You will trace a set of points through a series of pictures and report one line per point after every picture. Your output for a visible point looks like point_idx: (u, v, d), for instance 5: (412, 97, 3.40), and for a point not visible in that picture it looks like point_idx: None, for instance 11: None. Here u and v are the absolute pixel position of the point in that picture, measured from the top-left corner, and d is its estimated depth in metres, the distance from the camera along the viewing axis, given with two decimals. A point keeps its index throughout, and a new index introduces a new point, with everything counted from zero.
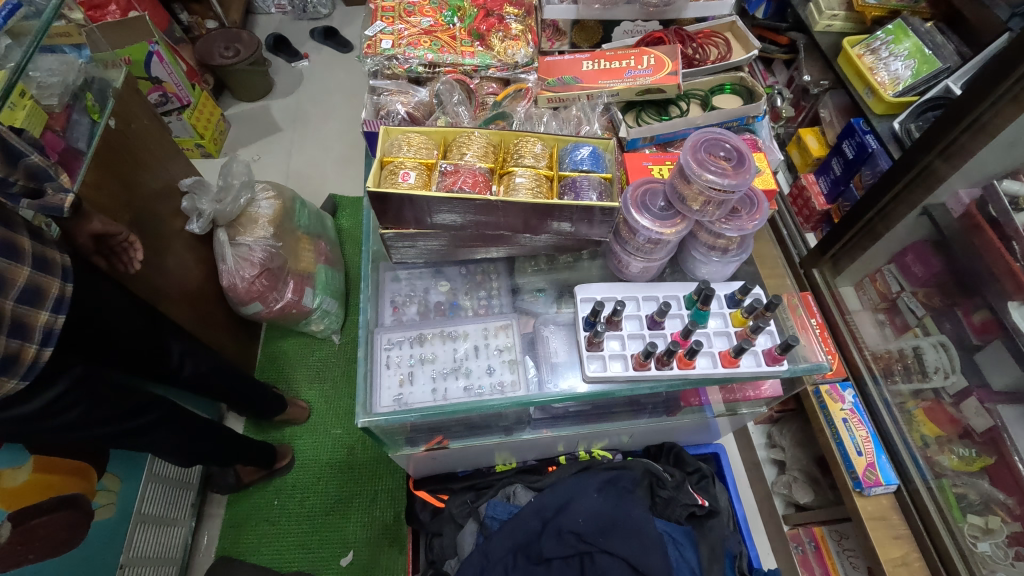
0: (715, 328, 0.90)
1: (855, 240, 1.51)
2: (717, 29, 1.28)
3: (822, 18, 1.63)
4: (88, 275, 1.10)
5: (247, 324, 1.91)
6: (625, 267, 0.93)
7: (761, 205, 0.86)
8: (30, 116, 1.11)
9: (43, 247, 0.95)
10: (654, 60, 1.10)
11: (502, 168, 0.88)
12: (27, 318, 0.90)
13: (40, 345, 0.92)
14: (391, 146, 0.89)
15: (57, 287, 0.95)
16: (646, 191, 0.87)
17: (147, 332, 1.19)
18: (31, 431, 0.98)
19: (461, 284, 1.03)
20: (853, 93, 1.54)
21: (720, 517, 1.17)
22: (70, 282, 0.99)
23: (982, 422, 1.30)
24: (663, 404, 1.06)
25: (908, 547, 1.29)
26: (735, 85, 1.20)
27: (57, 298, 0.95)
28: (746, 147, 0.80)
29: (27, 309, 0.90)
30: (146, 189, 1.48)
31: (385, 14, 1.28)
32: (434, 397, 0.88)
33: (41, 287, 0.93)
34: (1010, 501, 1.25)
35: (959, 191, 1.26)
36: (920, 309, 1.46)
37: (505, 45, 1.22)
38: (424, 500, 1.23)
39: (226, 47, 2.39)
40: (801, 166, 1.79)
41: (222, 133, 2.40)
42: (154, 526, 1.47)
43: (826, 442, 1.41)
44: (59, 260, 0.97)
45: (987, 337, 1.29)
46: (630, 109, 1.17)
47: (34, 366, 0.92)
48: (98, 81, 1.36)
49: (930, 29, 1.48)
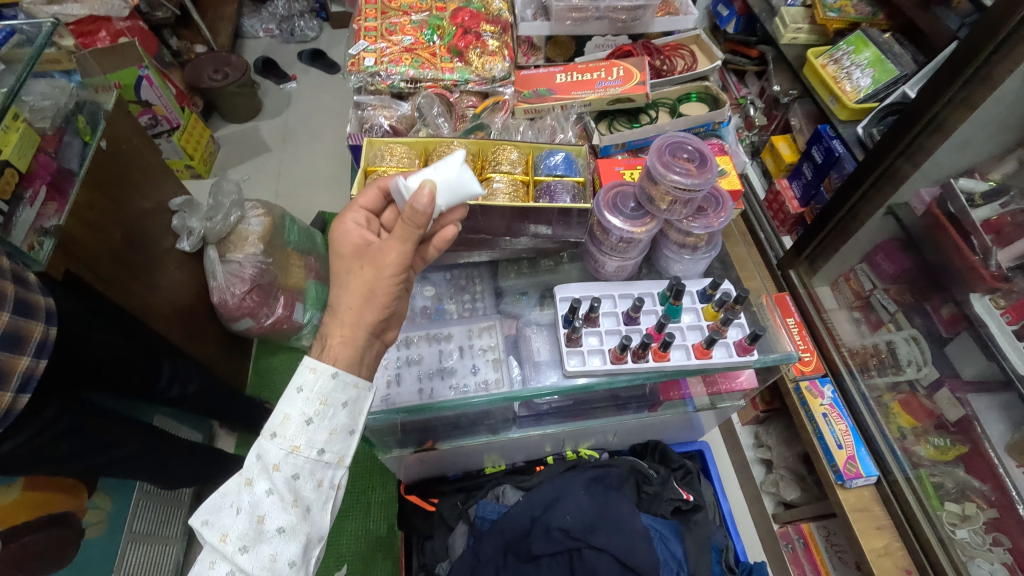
0: (688, 322, 0.94)
1: (828, 240, 1.54)
2: (683, 41, 1.36)
3: (787, 31, 1.72)
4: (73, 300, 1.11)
5: (238, 340, 1.93)
6: (601, 267, 0.97)
7: (725, 204, 0.90)
8: (23, 139, 1.14)
9: (25, 292, 0.94)
10: (624, 72, 1.16)
11: (480, 175, 0.93)
12: (7, 364, 0.89)
13: (16, 392, 0.91)
14: (375, 157, 0.93)
15: (40, 331, 0.95)
16: (617, 194, 0.92)
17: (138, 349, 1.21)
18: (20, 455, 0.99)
19: (445, 289, 1.04)
20: (819, 101, 1.62)
21: (705, 512, 1.20)
22: (52, 325, 0.98)
23: (956, 413, 1.35)
24: (644, 400, 1.09)
25: (890, 537, 1.32)
26: (701, 93, 1.25)
27: (38, 342, 0.95)
28: (708, 149, 0.85)
29: (8, 356, 0.89)
30: (135, 209, 1.51)
31: (368, 33, 1.34)
32: (421, 396, 0.91)
33: (22, 333, 0.92)
34: (986, 488, 1.29)
35: (921, 191, 1.32)
36: (892, 304, 1.52)
37: (482, 60, 1.28)
38: (415, 504, 1.26)
39: (215, 70, 2.44)
40: (775, 172, 1.86)
41: (212, 154, 2.44)
42: (146, 544, 1.47)
43: (808, 438, 1.45)
44: (42, 303, 0.97)
45: (956, 329, 1.34)
46: (602, 118, 1.23)
47: (8, 414, 0.91)
48: (89, 104, 1.39)
49: (888, 40, 1.56)
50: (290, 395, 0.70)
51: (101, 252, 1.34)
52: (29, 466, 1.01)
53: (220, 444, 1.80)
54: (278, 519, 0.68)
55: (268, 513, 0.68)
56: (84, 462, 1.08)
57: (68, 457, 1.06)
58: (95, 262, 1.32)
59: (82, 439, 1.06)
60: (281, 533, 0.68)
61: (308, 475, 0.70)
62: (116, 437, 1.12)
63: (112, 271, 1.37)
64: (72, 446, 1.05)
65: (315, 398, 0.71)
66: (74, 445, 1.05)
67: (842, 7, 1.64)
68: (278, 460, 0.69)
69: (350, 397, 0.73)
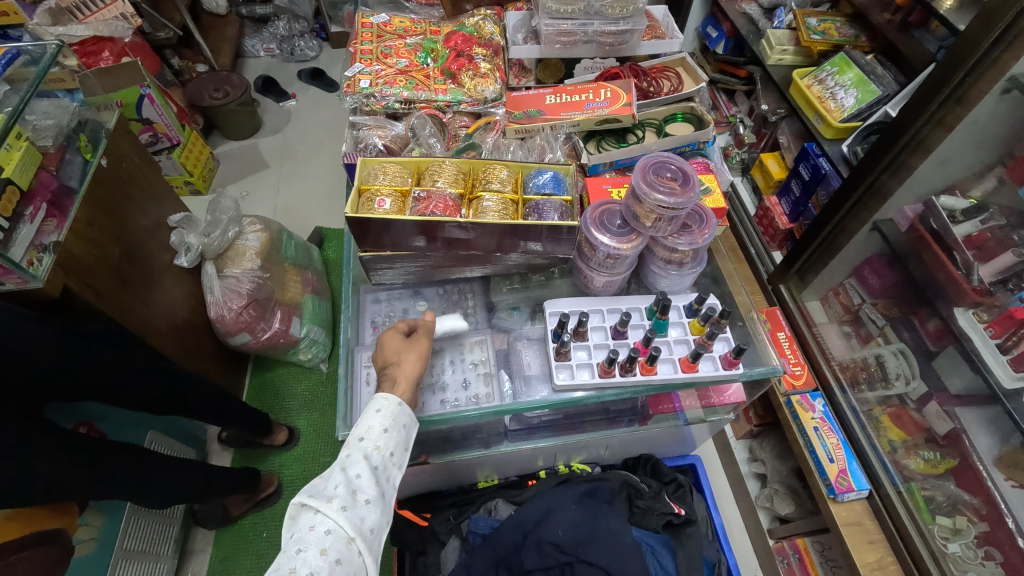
0: (675, 336, 0.95)
1: (816, 255, 1.57)
2: (669, 64, 1.40)
3: (773, 52, 1.77)
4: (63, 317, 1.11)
5: (234, 355, 1.94)
6: (590, 282, 0.99)
7: (709, 220, 0.93)
8: (25, 158, 1.17)
9: None
10: (611, 93, 1.20)
11: (471, 194, 0.95)
12: None
13: None
14: (368, 176, 0.96)
15: None
16: (604, 212, 0.94)
17: (138, 364, 1.21)
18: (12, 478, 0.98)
19: (438, 304, 1.06)
20: (804, 120, 1.66)
21: (697, 526, 1.20)
22: None
23: (944, 425, 1.36)
24: (633, 413, 1.10)
25: (883, 551, 1.32)
26: (687, 114, 1.28)
27: None
28: (691, 168, 0.88)
29: None
30: (134, 226, 1.53)
31: (364, 56, 1.38)
32: (411, 410, 0.92)
33: None
34: (976, 501, 1.30)
35: (904, 207, 1.35)
36: (880, 318, 1.54)
37: (474, 82, 1.31)
38: (408, 520, 1.24)
39: (215, 89, 2.49)
40: (765, 188, 1.89)
41: (211, 171, 2.47)
42: (136, 562, 1.46)
43: (800, 451, 1.46)
44: None
45: (942, 343, 1.36)
46: (591, 138, 1.26)
47: None
48: (91, 123, 1.42)
49: (871, 61, 1.60)
50: (371, 410, 0.80)
51: (100, 268, 1.36)
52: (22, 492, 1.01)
53: (215, 461, 1.80)
54: (369, 492, 0.73)
55: (361, 488, 0.73)
56: (79, 482, 1.08)
57: (69, 476, 1.06)
58: (93, 277, 1.34)
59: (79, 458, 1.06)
60: (367, 506, 0.73)
61: (384, 472, 0.77)
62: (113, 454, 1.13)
63: (110, 288, 1.39)
64: (71, 464, 1.05)
65: (389, 414, 0.81)
66: (72, 462, 1.05)
67: (825, 29, 1.69)
68: (367, 453, 0.76)
69: (408, 423, 0.83)
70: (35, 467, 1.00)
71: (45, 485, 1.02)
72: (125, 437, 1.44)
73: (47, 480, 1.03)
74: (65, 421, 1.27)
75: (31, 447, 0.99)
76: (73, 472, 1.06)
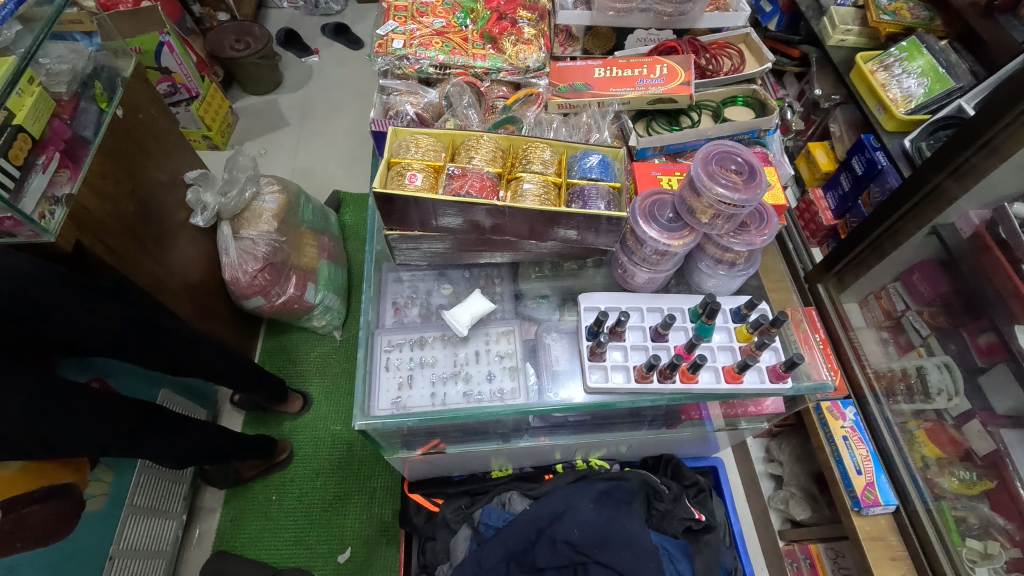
0: (719, 342, 0.89)
1: (861, 258, 1.49)
2: (731, 40, 1.30)
3: (835, 32, 1.63)
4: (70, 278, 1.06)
5: (248, 318, 1.91)
6: (630, 277, 0.92)
7: (770, 221, 0.85)
8: (37, 104, 1.13)
9: None
10: (667, 70, 1.10)
11: (510, 174, 0.87)
12: None
13: None
14: (398, 148, 0.88)
15: None
16: (655, 202, 0.87)
17: (160, 327, 1.17)
18: (19, 440, 0.94)
19: (464, 288, 1.00)
20: (864, 108, 1.54)
21: (716, 532, 1.17)
22: None
23: (985, 445, 1.29)
24: (663, 417, 1.05)
25: (904, 569, 1.28)
26: (748, 97, 1.20)
27: None
28: (758, 161, 0.80)
29: None
30: (150, 180, 1.47)
31: (398, 13, 1.28)
32: (433, 401, 0.87)
33: None
34: (1010, 526, 1.24)
35: (969, 212, 1.25)
36: (924, 328, 1.45)
37: (516, 49, 1.20)
38: (418, 504, 1.23)
39: (236, 40, 2.38)
40: (809, 180, 1.79)
41: (229, 126, 2.39)
42: (145, 518, 1.46)
43: (826, 460, 1.40)
44: None
45: (993, 359, 1.28)
46: (641, 117, 1.18)
47: None
48: (107, 69, 1.35)
49: (945, 48, 1.46)
50: None
51: (114, 224, 1.31)
52: (28, 453, 0.97)
53: (226, 422, 1.79)
54: None
55: None
56: (90, 448, 1.05)
57: (85, 440, 1.03)
58: (106, 233, 1.28)
59: (99, 421, 1.03)
60: None
61: None
62: (133, 417, 1.10)
63: (123, 244, 1.34)
64: (87, 426, 1.02)
65: None
66: (88, 423, 1.02)
67: (896, 10, 1.55)
68: None
69: None
70: (48, 427, 0.96)
71: (58, 445, 0.99)
72: (137, 394, 1.42)
73: (63, 440, 1.00)
74: (78, 374, 1.24)
75: (46, 406, 0.96)
76: (92, 435, 1.03)
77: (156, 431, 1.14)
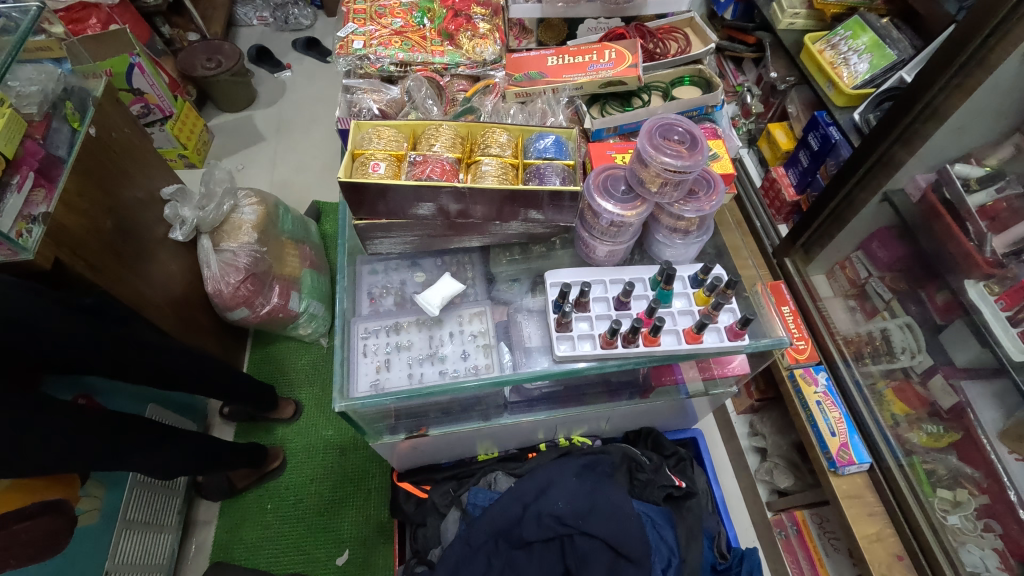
0: (679, 307, 0.93)
1: (823, 227, 1.52)
2: (677, 24, 1.35)
3: (784, 16, 1.70)
4: (49, 295, 1.07)
5: (233, 330, 1.92)
6: (592, 251, 0.96)
7: (717, 186, 0.90)
8: (10, 124, 1.15)
9: None
10: (615, 54, 1.16)
11: (470, 158, 0.92)
12: None
13: None
14: (361, 140, 0.92)
15: None
16: (608, 177, 0.91)
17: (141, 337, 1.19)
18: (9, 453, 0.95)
19: (437, 275, 1.03)
20: (816, 87, 1.61)
21: (698, 498, 1.21)
22: None
23: (949, 400, 1.34)
24: (636, 384, 1.09)
25: (882, 523, 1.32)
26: (694, 77, 1.25)
27: None
28: (699, 131, 0.85)
29: None
30: (127, 197, 1.49)
31: (357, 16, 1.32)
32: (410, 381, 0.91)
33: None
34: (978, 475, 1.29)
35: (917, 176, 1.31)
36: (887, 292, 1.51)
37: (473, 43, 1.27)
38: (407, 492, 1.26)
39: (207, 58, 2.41)
40: (772, 160, 1.84)
41: (205, 143, 2.41)
42: (141, 533, 1.47)
43: (801, 425, 1.45)
44: None
45: (950, 316, 1.34)
46: (595, 101, 1.23)
47: None
48: (78, 90, 1.37)
49: (886, 25, 1.54)
50: None
51: (91, 240, 1.32)
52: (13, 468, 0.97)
53: (218, 434, 1.80)
54: None
55: None
56: (80, 462, 1.06)
57: (75, 450, 1.04)
58: (85, 249, 1.30)
59: (85, 434, 1.05)
60: None
61: None
62: (120, 428, 1.12)
63: (104, 260, 1.35)
64: (75, 439, 1.03)
65: None
66: (75, 435, 1.03)
67: None
68: None
69: None
70: (38, 440, 0.98)
71: (48, 458, 1.01)
72: (126, 408, 1.43)
73: (50, 461, 1.00)
74: (64, 392, 1.25)
75: (33, 418, 0.97)
76: (80, 448, 1.04)
77: (145, 440, 1.16)
